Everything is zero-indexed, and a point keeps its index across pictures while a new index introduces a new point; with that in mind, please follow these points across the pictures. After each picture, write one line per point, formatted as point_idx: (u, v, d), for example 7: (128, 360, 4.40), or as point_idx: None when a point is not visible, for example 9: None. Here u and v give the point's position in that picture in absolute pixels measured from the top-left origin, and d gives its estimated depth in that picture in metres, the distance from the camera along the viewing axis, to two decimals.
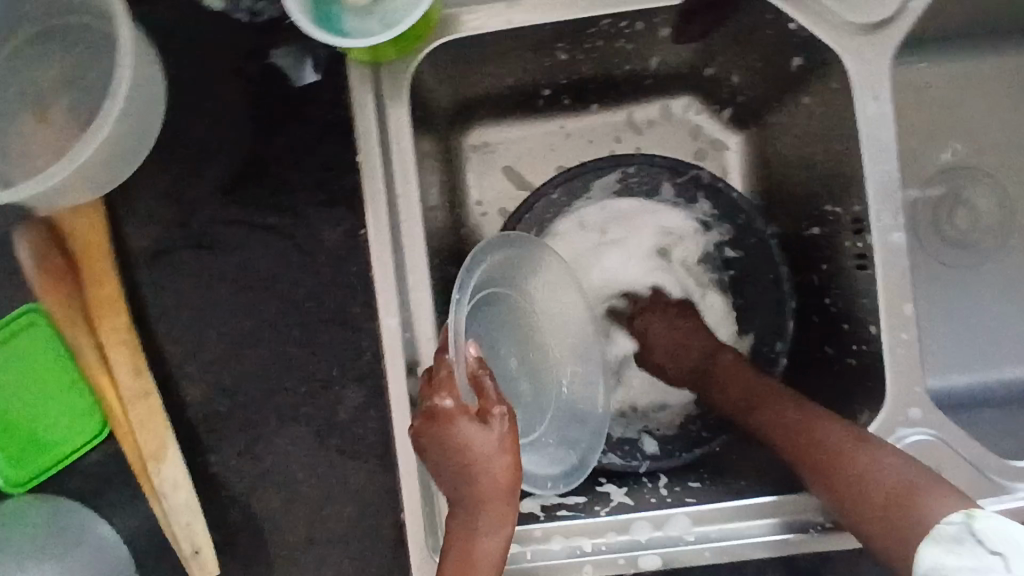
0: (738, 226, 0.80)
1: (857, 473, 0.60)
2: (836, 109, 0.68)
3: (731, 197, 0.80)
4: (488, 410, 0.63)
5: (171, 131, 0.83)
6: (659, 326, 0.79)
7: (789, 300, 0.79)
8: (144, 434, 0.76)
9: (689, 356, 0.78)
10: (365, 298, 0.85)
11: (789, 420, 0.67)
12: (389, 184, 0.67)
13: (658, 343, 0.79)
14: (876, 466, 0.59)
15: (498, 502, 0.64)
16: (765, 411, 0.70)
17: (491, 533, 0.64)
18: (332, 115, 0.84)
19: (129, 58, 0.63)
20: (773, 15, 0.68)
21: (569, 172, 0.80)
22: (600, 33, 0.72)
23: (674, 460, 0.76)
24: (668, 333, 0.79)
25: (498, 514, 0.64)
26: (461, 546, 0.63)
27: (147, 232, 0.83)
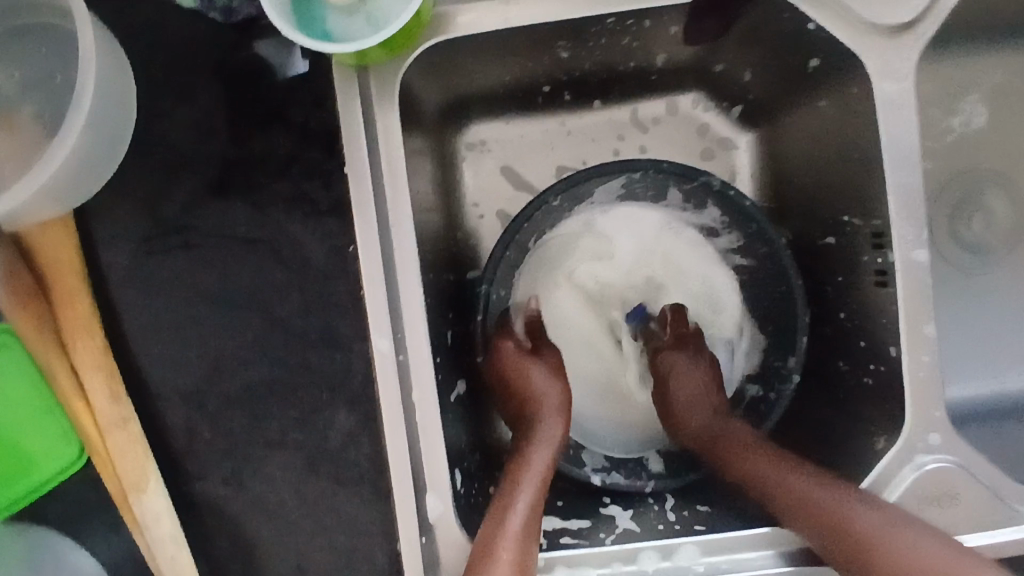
0: (750, 232, 0.74)
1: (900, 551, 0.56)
2: (855, 115, 0.64)
3: (744, 206, 0.73)
4: (542, 346, 0.74)
5: (151, 136, 0.79)
6: (676, 381, 0.73)
7: (801, 318, 0.71)
8: (124, 462, 0.72)
9: (708, 417, 0.72)
10: (356, 317, 0.81)
11: (829, 483, 0.61)
12: (380, 198, 0.62)
13: (678, 400, 0.73)
14: (922, 544, 0.56)
15: (554, 426, 0.70)
16: (801, 474, 0.63)
17: (544, 449, 0.68)
18: (318, 116, 0.79)
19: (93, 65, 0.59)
20: (791, 15, 0.63)
21: (569, 180, 0.72)
22: (604, 31, 0.67)
23: (681, 478, 0.72)
24: (688, 390, 0.72)
25: (549, 433, 0.69)
26: (514, 471, 0.66)
27: (127, 245, 0.79)
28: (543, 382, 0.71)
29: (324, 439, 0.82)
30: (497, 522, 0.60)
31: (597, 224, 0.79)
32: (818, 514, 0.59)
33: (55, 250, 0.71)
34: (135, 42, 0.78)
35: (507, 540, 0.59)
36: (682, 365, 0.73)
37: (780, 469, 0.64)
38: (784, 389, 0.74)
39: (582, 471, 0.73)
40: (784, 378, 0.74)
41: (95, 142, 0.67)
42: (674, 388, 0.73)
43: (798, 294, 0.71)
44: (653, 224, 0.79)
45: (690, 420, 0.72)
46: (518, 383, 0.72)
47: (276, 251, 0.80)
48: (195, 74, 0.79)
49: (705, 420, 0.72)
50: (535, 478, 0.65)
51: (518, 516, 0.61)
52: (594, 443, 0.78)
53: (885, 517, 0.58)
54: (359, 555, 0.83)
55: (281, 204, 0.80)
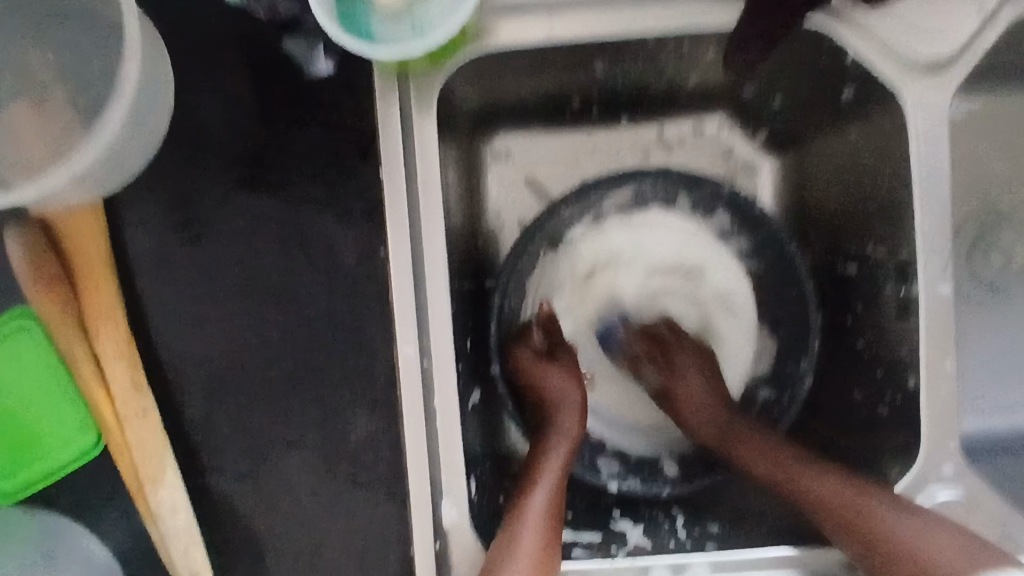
0: (760, 239, 0.75)
1: (891, 536, 0.58)
2: (885, 148, 0.65)
3: (754, 213, 0.74)
4: (559, 351, 0.75)
5: (181, 128, 0.79)
6: (684, 375, 0.75)
7: (814, 319, 0.72)
8: (142, 454, 0.72)
9: (709, 404, 0.74)
10: (381, 320, 0.82)
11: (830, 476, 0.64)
12: (413, 204, 0.63)
13: (683, 391, 0.74)
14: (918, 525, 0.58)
15: (568, 424, 0.70)
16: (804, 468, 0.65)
17: (560, 447, 0.68)
18: (350, 117, 0.79)
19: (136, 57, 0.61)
20: (828, 47, 0.64)
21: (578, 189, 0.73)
22: (642, 52, 0.68)
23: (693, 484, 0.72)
24: (696, 379, 0.74)
25: (567, 428, 0.70)
26: (533, 466, 0.67)
27: (153, 235, 0.79)
28: (558, 387, 0.72)
29: (342, 440, 0.82)
30: (517, 512, 0.63)
31: (607, 231, 0.78)
32: (828, 496, 0.62)
33: (82, 238, 0.71)
34: (173, 32, 0.78)
35: (526, 527, 0.61)
36: (687, 349, 0.76)
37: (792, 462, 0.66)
38: (796, 391, 0.73)
39: (598, 478, 0.73)
40: (796, 381, 0.74)
41: (128, 135, 0.68)
42: (682, 380, 0.74)
43: (811, 295, 0.72)
44: (665, 233, 0.79)
45: (694, 418, 0.74)
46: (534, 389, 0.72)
47: (303, 250, 0.81)
48: (230, 69, 0.79)
49: (712, 415, 0.73)
50: (553, 472, 0.67)
51: (537, 504, 0.64)
52: (616, 448, 0.78)
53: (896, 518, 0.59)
54: (371, 556, 0.82)
55: (313, 204, 0.80)
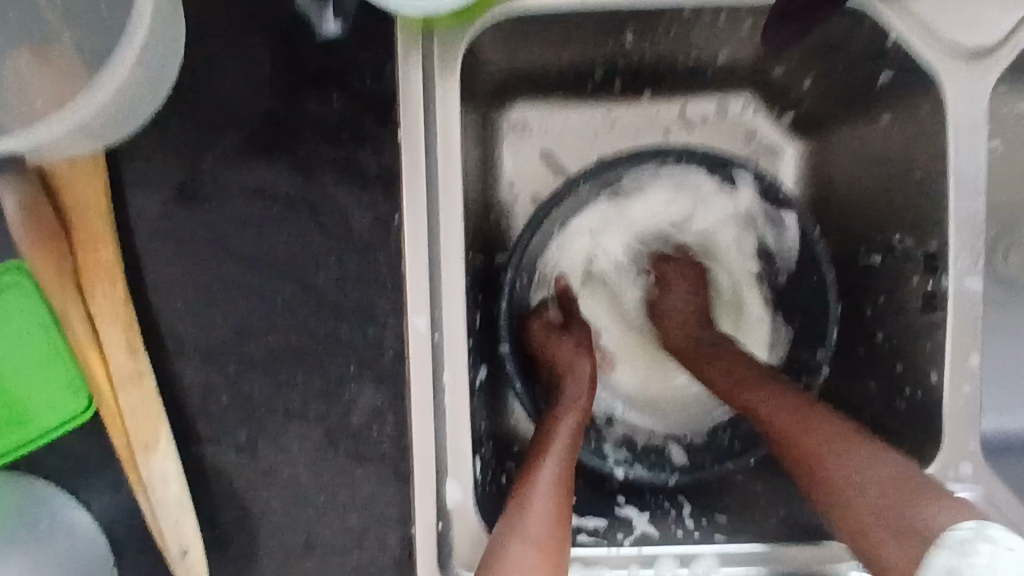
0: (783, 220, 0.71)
1: (846, 474, 0.57)
2: (923, 135, 0.63)
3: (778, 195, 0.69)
4: (573, 323, 0.73)
5: (187, 82, 0.75)
6: (668, 289, 0.75)
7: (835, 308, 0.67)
8: (135, 421, 0.70)
9: (695, 325, 0.74)
10: (391, 292, 0.79)
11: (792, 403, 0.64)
12: (431, 171, 0.60)
13: (671, 309, 0.75)
14: (866, 464, 0.57)
15: (579, 392, 0.68)
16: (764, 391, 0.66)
17: (570, 415, 0.66)
18: (365, 79, 0.76)
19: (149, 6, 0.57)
20: (872, 24, 0.61)
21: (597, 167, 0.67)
22: (677, 23, 0.65)
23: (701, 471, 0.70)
24: (685, 297, 0.74)
25: (574, 399, 0.67)
26: (541, 438, 0.65)
27: (154, 194, 0.76)
28: (571, 358, 0.69)
29: (345, 414, 0.80)
30: (525, 483, 0.61)
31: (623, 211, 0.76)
32: (782, 426, 0.63)
33: (79, 196, 0.69)
34: None
35: (537, 494, 0.59)
36: (680, 272, 0.75)
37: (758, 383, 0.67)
38: (814, 380, 0.69)
39: (603, 464, 0.72)
40: (812, 371, 0.70)
41: (139, 81, 0.64)
42: (665, 300, 0.75)
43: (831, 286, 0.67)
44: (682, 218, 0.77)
45: (680, 334, 0.74)
46: (546, 359, 0.70)
47: (310, 217, 0.78)
48: (242, 22, 0.75)
49: (699, 329, 0.74)
50: (564, 440, 0.64)
51: (548, 474, 0.61)
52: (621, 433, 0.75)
53: (853, 457, 0.57)
54: (370, 534, 0.81)
55: (326, 169, 0.77)
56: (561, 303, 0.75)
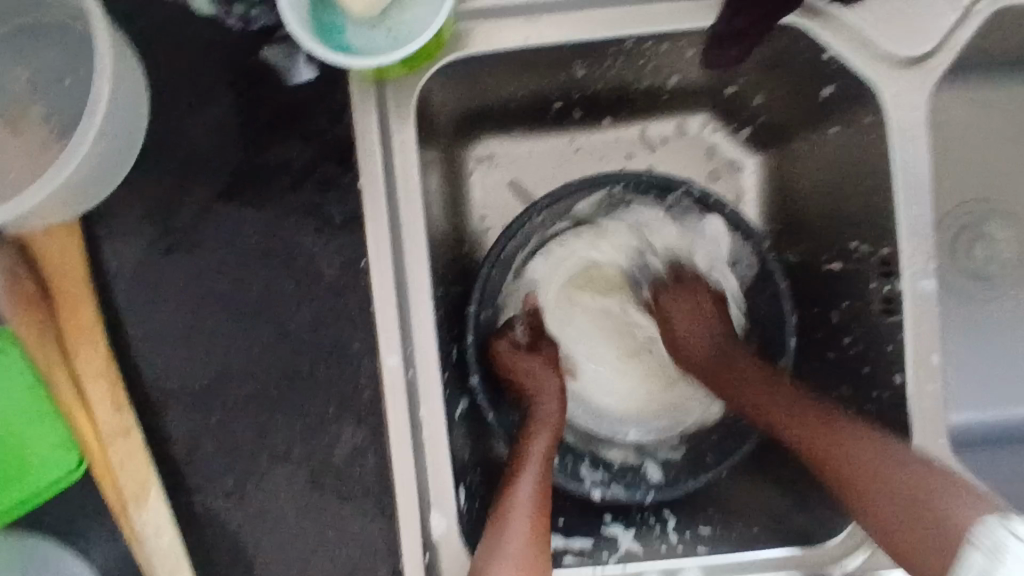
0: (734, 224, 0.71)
1: (890, 478, 0.59)
2: (867, 144, 0.65)
3: (725, 211, 0.70)
4: (540, 343, 0.74)
5: (157, 142, 0.78)
6: (676, 320, 0.75)
7: (790, 318, 0.70)
8: (125, 474, 0.71)
9: (713, 352, 0.74)
10: (365, 331, 0.81)
11: (924, 466, 0.58)
12: (393, 213, 0.62)
13: (680, 331, 0.75)
14: (897, 469, 0.58)
15: (550, 411, 0.69)
16: (870, 445, 0.61)
17: (540, 433, 0.67)
18: (332, 127, 0.79)
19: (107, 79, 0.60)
20: (809, 43, 0.64)
21: (552, 195, 0.69)
22: (623, 53, 0.68)
23: (680, 488, 0.70)
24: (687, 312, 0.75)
25: (546, 416, 0.69)
26: (514, 459, 0.66)
27: (131, 251, 0.79)
28: (539, 378, 0.71)
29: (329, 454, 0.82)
30: (502, 509, 0.62)
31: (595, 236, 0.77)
32: (826, 455, 0.62)
33: (60, 258, 0.71)
34: (150, 44, 0.77)
35: (513, 520, 0.61)
36: (681, 305, 0.75)
37: (847, 438, 0.62)
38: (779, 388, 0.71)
39: (580, 486, 0.71)
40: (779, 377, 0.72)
41: (104, 147, 0.67)
42: (675, 328, 0.75)
43: (785, 294, 0.69)
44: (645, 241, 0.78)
45: (694, 356, 0.74)
46: (516, 382, 0.71)
47: (286, 263, 0.80)
48: (209, 81, 0.78)
49: (711, 352, 0.74)
50: (538, 458, 0.66)
51: (524, 495, 0.63)
52: (595, 453, 0.75)
53: (901, 460, 0.59)
54: (361, 568, 0.82)
55: (297, 216, 0.80)
56: (528, 325, 0.75)
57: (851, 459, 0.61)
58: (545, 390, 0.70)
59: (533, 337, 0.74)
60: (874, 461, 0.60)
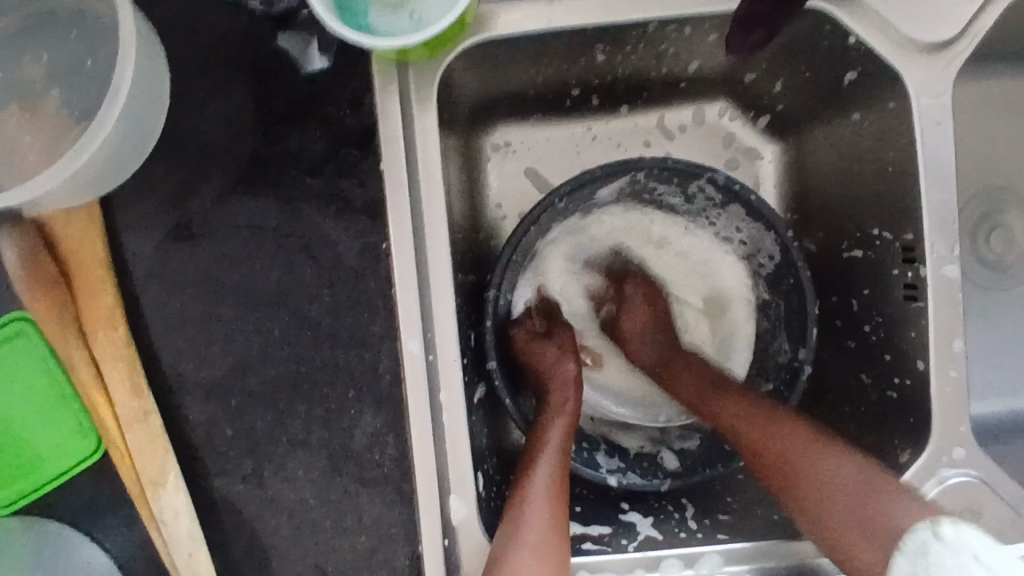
0: (753, 208, 0.69)
1: (826, 478, 0.59)
2: (890, 130, 0.65)
3: (751, 200, 0.68)
4: (555, 330, 0.74)
5: (173, 128, 0.78)
6: (631, 303, 0.75)
7: (812, 310, 0.68)
8: (144, 460, 0.72)
9: (655, 343, 0.75)
10: (383, 318, 0.81)
11: (860, 467, 0.59)
12: (414, 196, 0.61)
13: (629, 328, 0.75)
14: (839, 467, 0.60)
15: (565, 398, 0.69)
16: (812, 447, 0.62)
17: (557, 419, 0.67)
18: (348, 113, 0.79)
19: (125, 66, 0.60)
20: (832, 28, 0.63)
21: (576, 181, 0.69)
22: (643, 38, 0.67)
23: (695, 475, 0.68)
24: (644, 324, 0.75)
25: (561, 402, 0.68)
26: (531, 444, 0.65)
27: (146, 238, 0.78)
28: (556, 367, 0.70)
29: (345, 440, 0.81)
30: (519, 495, 0.62)
31: (616, 231, 0.77)
32: (760, 444, 0.64)
33: (78, 244, 0.71)
34: (166, 31, 0.77)
35: (531, 505, 0.60)
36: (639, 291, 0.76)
37: (793, 435, 0.63)
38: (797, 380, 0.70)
39: (596, 472, 0.70)
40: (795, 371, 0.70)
41: (125, 130, 0.67)
42: (623, 318, 0.76)
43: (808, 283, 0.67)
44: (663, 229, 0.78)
45: (637, 347, 0.75)
46: (533, 369, 0.71)
47: (302, 250, 0.80)
48: (224, 68, 0.78)
49: (655, 345, 0.75)
50: (554, 445, 0.65)
51: (541, 479, 0.62)
52: (611, 444, 0.75)
53: (841, 464, 0.60)
54: (379, 555, 0.82)
55: (313, 202, 0.79)
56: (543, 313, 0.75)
57: (789, 454, 0.62)
58: (557, 376, 0.70)
59: (549, 323, 0.74)
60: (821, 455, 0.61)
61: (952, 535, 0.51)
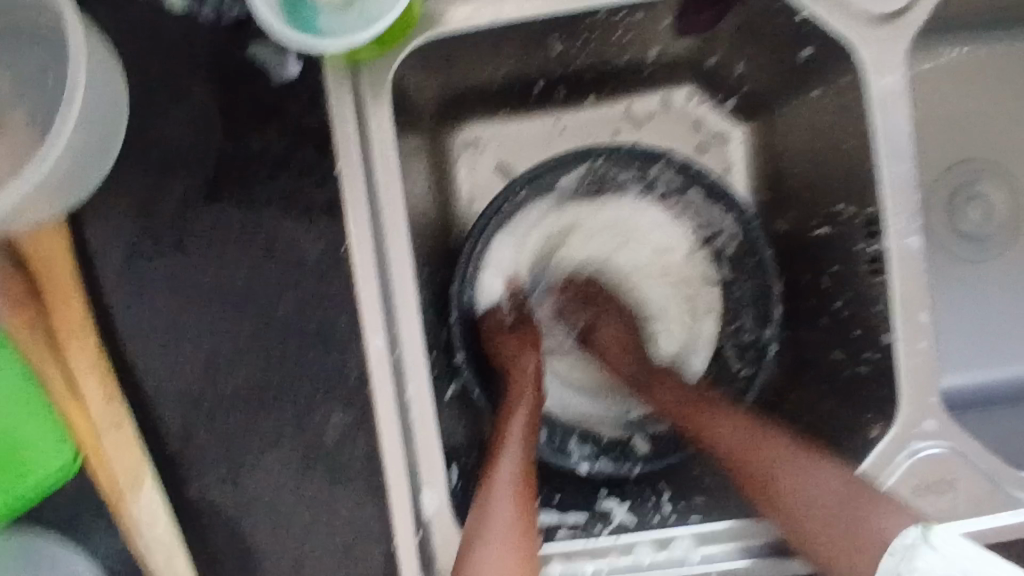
0: (710, 189, 0.71)
1: (808, 492, 0.60)
2: (848, 103, 0.65)
3: (708, 181, 0.71)
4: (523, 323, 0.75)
5: (141, 141, 0.79)
6: (603, 322, 0.77)
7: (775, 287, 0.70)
8: (118, 465, 0.75)
9: (636, 355, 0.76)
10: (349, 316, 0.83)
11: (836, 476, 0.61)
12: (373, 193, 0.62)
13: (608, 338, 0.77)
14: (821, 481, 0.61)
15: (525, 387, 0.69)
16: (789, 455, 0.64)
17: (520, 412, 0.67)
18: (309, 117, 0.80)
19: (82, 83, 0.61)
20: (783, 5, 0.63)
21: (533, 169, 0.70)
22: (597, 27, 0.68)
23: (663, 461, 0.72)
24: (620, 328, 0.77)
25: (522, 392, 0.69)
26: (496, 437, 0.66)
27: (117, 249, 0.80)
28: (518, 359, 0.71)
29: (317, 437, 0.84)
30: (485, 486, 0.62)
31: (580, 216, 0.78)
32: (741, 456, 0.65)
33: (50, 256, 0.73)
34: (130, 45, 0.78)
35: (498, 498, 0.60)
36: (609, 300, 0.78)
37: (775, 443, 0.65)
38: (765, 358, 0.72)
39: (568, 460, 0.73)
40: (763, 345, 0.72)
41: (85, 142, 0.68)
42: (601, 329, 0.77)
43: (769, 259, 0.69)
44: (630, 215, 0.78)
45: (622, 362, 0.76)
46: (501, 364, 0.72)
47: (270, 254, 0.82)
48: (189, 79, 0.79)
49: (632, 359, 0.76)
50: (518, 434, 0.66)
51: (506, 473, 0.63)
52: (583, 428, 0.76)
53: (828, 478, 0.61)
54: (354, 547, 0.84)
55: (276, 206, 0.81)
56: (512, 307, 0.77)
57: (773, 467, 0.63)
58: (520, 370, 0.71)
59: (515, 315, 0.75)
60: (813, 470, 0.62)
61: (941, 542, 0.54)
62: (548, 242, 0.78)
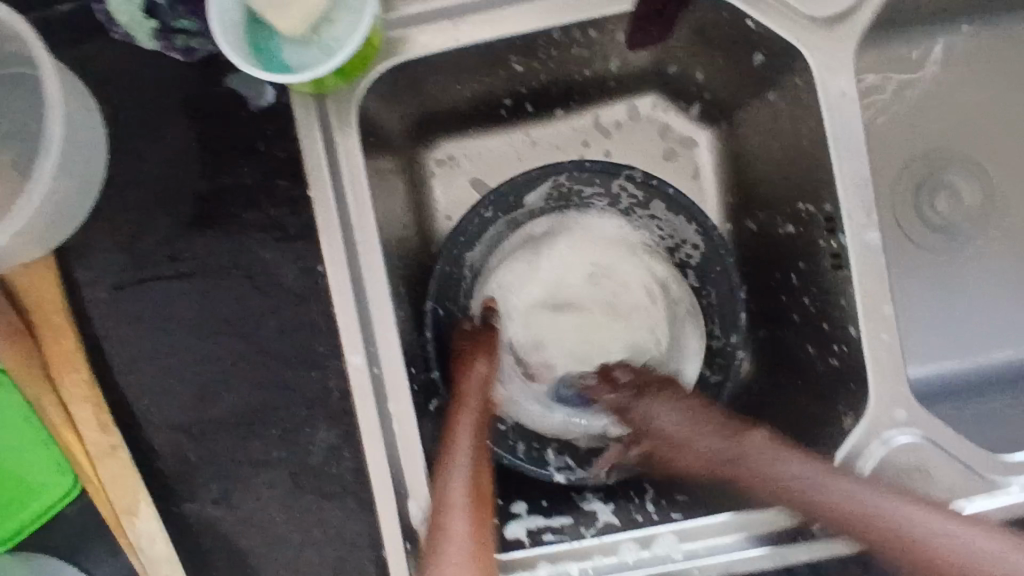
0: (670, 198, 0.72)
1: (799, 488, 0.63)
2: (801, 105, 0.67)
3: (667, 192, 0.72)
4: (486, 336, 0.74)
5: (123, 177, 0.82)
6: (662, 414, 0.73)
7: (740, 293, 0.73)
8: (115, 491, 0.77)
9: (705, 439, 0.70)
10: (331, 337, 0.85)
11: (808, 463, 0.64)
12: (344, 217, 0.64)
13: (663, 438, 0.72)
14: (803, 472, 0.64)
15: (467, 402, 0.71)
16: (761, 444, 0.68)
17: (463, 427, 0.69)
18: (283, 146, 0.83)
19: (59, 128, 0.65)
20: (730, 14, 0.65)
21: (497, 189, 0.72)
22: (555, 44, 0.70)
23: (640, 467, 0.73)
24: (678, 420, 0.72)
25: (465, 405, 0.70)
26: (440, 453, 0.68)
27: (104, 283, 0.83)
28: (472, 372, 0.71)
29: (305, 457, 0.86)
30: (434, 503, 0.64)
31: (554, 231, 0.79)
32: (716, 464, 0.69)
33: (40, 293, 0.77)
34: (109, 86, 0.82)
35: (455, 517, 0.63)
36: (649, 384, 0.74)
37: (745, 442, 0.69)
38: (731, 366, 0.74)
39: (545, 471, 0.73)
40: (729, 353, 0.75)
41: (65, 181, 0.71)
42: (656, 426, 0.73)
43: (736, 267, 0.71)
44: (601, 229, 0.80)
45: (684, 457, 0.71)
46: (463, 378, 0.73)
47: (252, 281, 0.84)
48: (167, 115, 0.82)
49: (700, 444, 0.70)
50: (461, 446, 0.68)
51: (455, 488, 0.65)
52: (556, 437, 0.77)
53: (801, 467, 0.64)
54: (346, 562, 0.86)
55: (255, 234, 0.84)
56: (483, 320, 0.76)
57: (749, 469, 0.67)
58: (466, 388, 0.71)
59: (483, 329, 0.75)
60: (788, 468, 0.65)
61: None
62: (524, 257, 0.79)
